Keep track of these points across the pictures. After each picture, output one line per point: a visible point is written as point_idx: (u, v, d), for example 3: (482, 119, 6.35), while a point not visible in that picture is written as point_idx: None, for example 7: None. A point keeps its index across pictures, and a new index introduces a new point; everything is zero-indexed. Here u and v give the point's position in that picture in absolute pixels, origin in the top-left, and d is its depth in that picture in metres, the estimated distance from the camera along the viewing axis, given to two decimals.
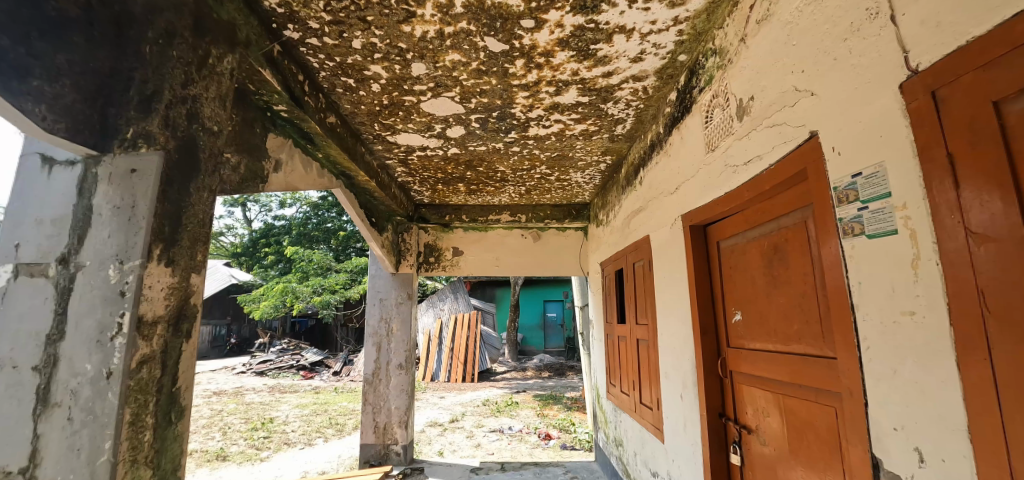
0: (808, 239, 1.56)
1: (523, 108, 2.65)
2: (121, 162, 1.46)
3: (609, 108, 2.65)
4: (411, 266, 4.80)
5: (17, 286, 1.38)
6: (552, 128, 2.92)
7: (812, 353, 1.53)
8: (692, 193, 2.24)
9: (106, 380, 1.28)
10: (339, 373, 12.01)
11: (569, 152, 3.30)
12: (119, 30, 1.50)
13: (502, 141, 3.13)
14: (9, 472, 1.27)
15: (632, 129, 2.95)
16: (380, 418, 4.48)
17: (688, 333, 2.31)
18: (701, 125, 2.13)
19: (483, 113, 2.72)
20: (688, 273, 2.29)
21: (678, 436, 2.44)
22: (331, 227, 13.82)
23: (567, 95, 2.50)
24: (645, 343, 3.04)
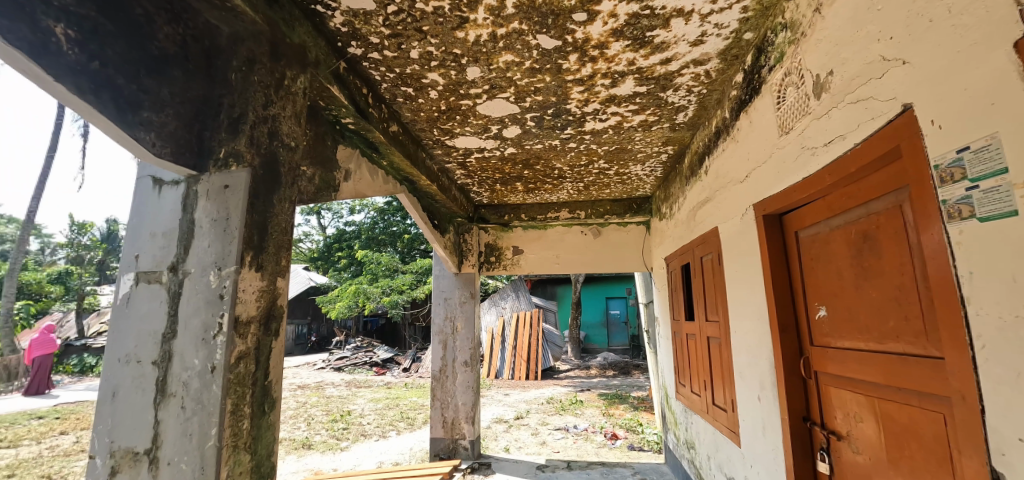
0: (903, 226, 1.46)
1: (579, 103, 2.66)
2: (216, 179, 1.64)
3: (669, 96, 2.61)
4: (473, 266, 4.94)
5: (139, 291, 1.60)
6: (608, 121, 2.91)
7: (914, 352, 1.43)
8: (765, 179, 2.16)
9: (211, 373, 1.45)
10: (408, 370, 12.53)
11: (628, 145, 3.27)
12: (209, 61, 1.72)
13: (559, 138, 3.16)
14: (136, 451, 1.47)
15: (694, 117, 2.88)
16: (448, 414, 4.64)
17: (765, 330, 2.22)
18: (773, 107, 2.05)
19: (539, 111, 2.76)
20: (764, 266, 2.20)
21: (758, 441, 2.35)
22: (397, 231, 14.41)
23: (623, 86, 2.49)
24: (717, 341, 2.95)
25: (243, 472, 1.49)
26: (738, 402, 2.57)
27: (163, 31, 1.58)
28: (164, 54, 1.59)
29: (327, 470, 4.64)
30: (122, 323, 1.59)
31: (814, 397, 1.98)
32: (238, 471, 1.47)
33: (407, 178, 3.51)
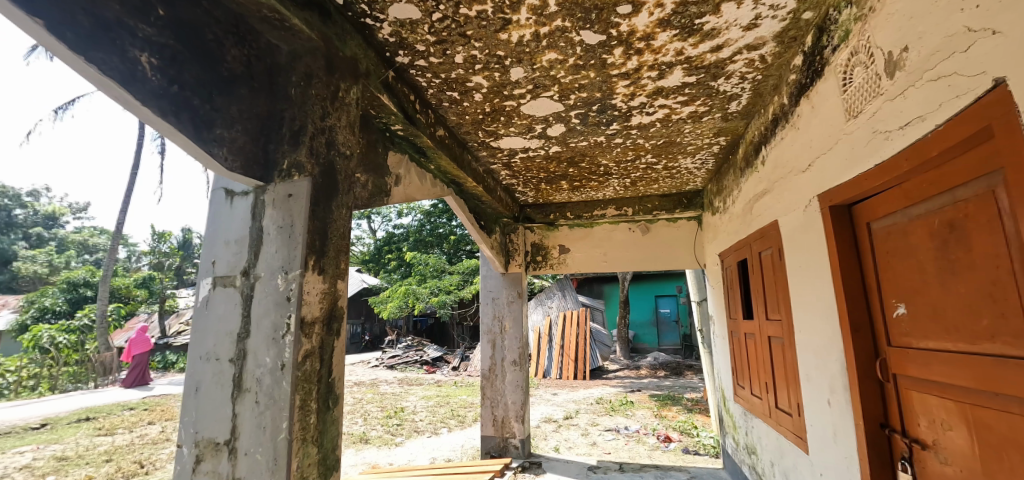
0: (996, 214, 1.36)
1: (625, 97, 2.64)
2: (281, 189, 1.76)
3: (720, 85, 2.53)
4: (520, 265, 4.98)
5: (216, 294, 1.74)
6: (655, 115, 2.86)
7: (1014, 356, 1.32)
8: (831, 168, 2.07)
9: (281, 371, 1.55)
10: (457, 368, 12.78)
11: (677, 138, 3.21)
12: (271, 79, 1.84)
13: (604, 135, 3.14)
14: (218, 442, 1.60)
15: (749, 104, 2.78)
16: (498, 412, 4.71)
17: (835, 329, 2.12)
18: (837, 89, 1.96)
19: (583, 108, 2.76)
20: (831, 261, 2.10)
21: (829, 448, 2.23)
22: (443, 232, 14.70)
23: (671, 77, 2.44)
24: (780, 341, 2.83)
25: (311, 464, 1.59)
26: (806, 405, 2.46)
27: (231, 53, 1.71)
28: (232, 74, 1.72)
29: (383, 464, 4.83)
30: (203, 324, 1.74)
31: (892, 401, 1.87)
32: (307, 463, 1.56)
33: (455, 181, 3.59)
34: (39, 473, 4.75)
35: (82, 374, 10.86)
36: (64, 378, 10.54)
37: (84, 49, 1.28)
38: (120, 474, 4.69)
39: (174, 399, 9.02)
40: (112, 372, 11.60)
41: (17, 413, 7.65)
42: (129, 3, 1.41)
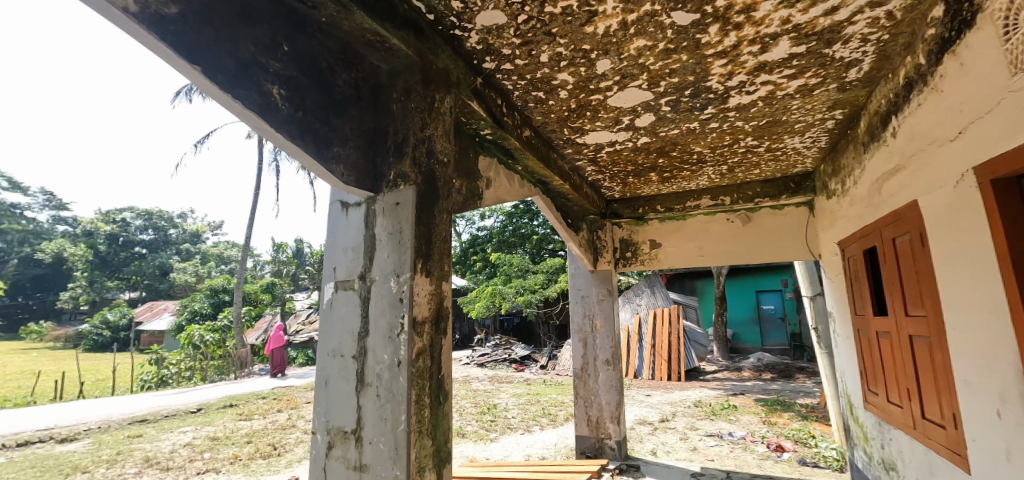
0: None
1: (722, 78, 2.50)
2: (389, 198, 1.89)
3: (836, 52, 2.30)
4: (609, 263, 4.91)
5: (339, 296, 1.91)
6: (757, 93, 2.67)
7: None
8: (991, 133, 1.80)
9: (398, 367, 1.67)
10: (546, 367, 12.86)
11: (783, 116, 2.97)
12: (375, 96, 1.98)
13: (698, 120, 2.99)
14: (346, 431, 1.76)
15: (871, 71, 2.50)
16: (593, 412, 4.66)
17: (1005, 326, 1.83)
18: (997, 40, 1.72)
19: (675, 94, 2.65)
20: (996, 245, 1.82)
21: (1001, 468, 1.93)
22: (525, 232, 14.86)
23: (776, 49, 2.27)
24: (926, 342, 2.50)
25: (427, 455, 1.70)
26: (966, 414, 2.14)
27: (341, 77, 1.88)
28: (343, 97, 1.88)
29: (481, 459, 4.98)
30: (329, 324, 1.92)
31: None
32: (424, 454, 1.68)
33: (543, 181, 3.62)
34: (196, 451, 5.55)
35: (225, 366, 12.47)
36: (212, 370, 12.25)
37: (231, 87, 1.47)
38: (257, 454, 5.32)
39: (297, 390, 10.06)
40: (247, 365, 13.19)
41: (180, 399, 9.08)
42: (261, 43, 1.59)
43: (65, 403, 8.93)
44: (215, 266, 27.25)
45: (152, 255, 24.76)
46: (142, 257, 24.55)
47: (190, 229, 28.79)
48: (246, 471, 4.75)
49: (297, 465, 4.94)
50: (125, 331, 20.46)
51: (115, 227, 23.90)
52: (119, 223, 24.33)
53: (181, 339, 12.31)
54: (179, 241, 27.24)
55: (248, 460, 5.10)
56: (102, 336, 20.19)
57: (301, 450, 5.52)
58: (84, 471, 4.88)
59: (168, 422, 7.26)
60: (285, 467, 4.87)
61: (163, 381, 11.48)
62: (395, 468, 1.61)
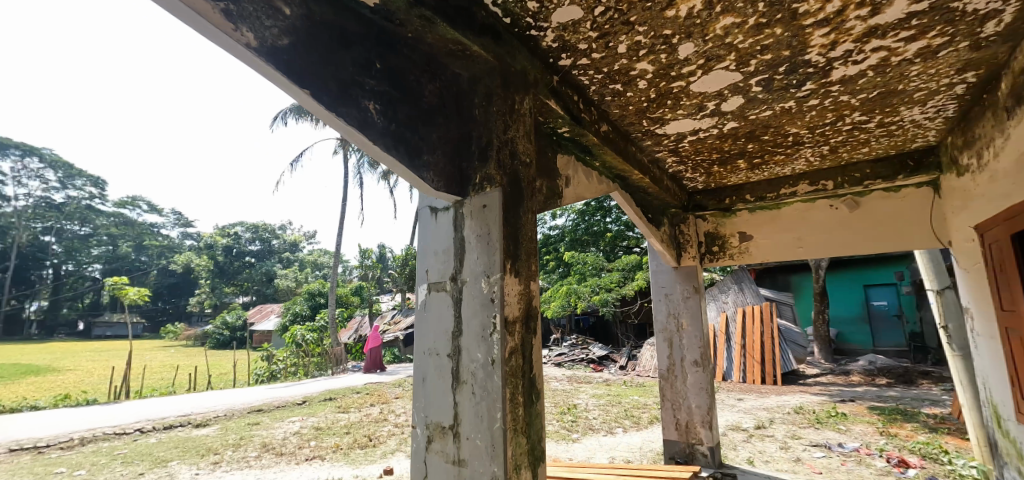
0: None
1: (823, 49, 2.29)
2: (476, 201, 1.94)
3: (968, 5, 2.02)
4: (694, 258, 4.66)
5: (432, 298, 2.00)
6: (866, 62, 2.41)
7: None
8: None
9: (492, 366, 1.71)
10: (626, 368, 12.55)
11: (898, 86, 2.66)
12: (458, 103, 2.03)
13: (794, 99, 2.76)
14: (444, 426, 1.84)
15: (1013, 22, 2.17)
16: (681, 416, 4.45)
17: None
18: None
19: (767, 72, 2.47)
20: None
21: None
22: (598, 230, 14.60)
23: (891, 10, 2.03)
24: None
25: (522, 454, 1.72)
26: None
27: (427, 89, 1.95)
28: (430, 106, 1.95)
29: (565, 459, 4.96)
30: (424, 324, 2.02)
31: None
32: (519, 452, 1.70)
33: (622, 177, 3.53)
34: (304, 439, 6.07)
35: (324, 362, 13.51)
36: (313, 366, 13.32)
37: (334, 106, 1.58)
38: (356, 445, 5.70)
39: (387, 385, 10.67)
40: (343, 362, 14.18)
41: (287, 392, 9.97)
42: (358, 63, 1.70)
43: (194, 394, 10.14)
44: (312, 272, 29.69)
45: (259, 263, 27.49)
46: (252, 266, 27.34)
47: (290, 239, 31.45)
48: (347, 460, 5.11)
49: (391, 456, 5.23)
50: (241, 331, 22.90)
51: (229, 239, 26.86)
52: (232, 236, 27.31)
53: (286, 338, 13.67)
54: (281, 250, 30.01)
55: (348, 450, 5.49)
56: (222, 335, 22.76)
57: (394, 442, 5.84)
58: (214, 453, 5.53)
59: (279, 412, 8.02)
60: (380, 457, 5.17)
61: (274, 376, 12.68)
62: (493, 465, 1.65)
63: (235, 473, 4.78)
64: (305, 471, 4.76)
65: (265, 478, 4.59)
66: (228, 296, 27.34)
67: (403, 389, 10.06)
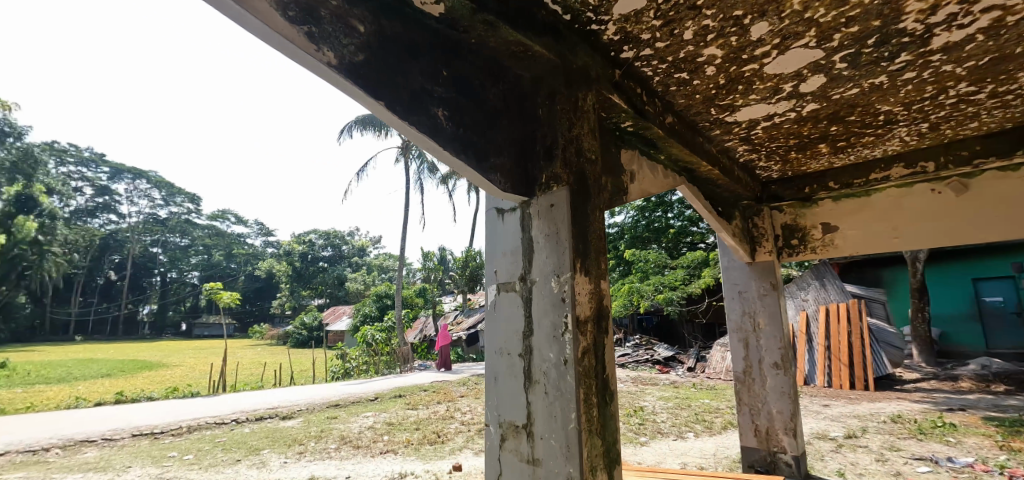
0: None
1: (920, 16, 2.05)
2: (543, 201, 1.93)
3: None
4: (771, 253, 4.32)
5: (501, 298, 2.02)
6: (975, 25, 2.14)
7: None
8: None
9: (565, 365, 1.71)
10: (695, 369, 12.04)
11: (1014, 50, 2.35)
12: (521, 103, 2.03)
13: (884, 73, 2.51)
14: (518, 425, 1.85)
15: None
16: (761, 422, 4.14)
17: None
18: None
19: (853, 47, 2.25)
20: None
21: None
22: (659, 226, 14.10)
23: None
24: None
25: (598, 455, 1.70)
26: None
27: (491, 92, 1.97)
28: (495, 109, 1.96)
29: (633, 463, 4.82)
30: (495, 324, 2.04)
31: None
32: (595, 454, 1.68)
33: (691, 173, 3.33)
34: (377, 433, 6.35)
35: (393, 361, 14.06)
36: (383, 364, 13.90)
37: (406, 115, 1.64)
38: (425, 441, 5.88)
39: (452, 384, 10.92)
40: (410, 360, 14.71)
41: (360, 388, 10.48)
42: (426, 72, 1.74)
43: (277, 389, 10.90)
44: (379, 274, 31.05)
45: (332, 268, 29.25)
46: (325, 270, 29.11)
47: (357, 244, 32.98)
48: (417, 455, 5.28)
49: (459, 453, 5.34)
50: (317, 331, 24.37)
51: (304, 246, 28.73)
52: (307, 243, 29.18)
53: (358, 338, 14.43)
54: (350, 254, 31.61)
55: (418, 445, 5.68)
56: (301, 335, 24.33)
57: (461, 439, 5.96)
58: (298, 443, 5.91)
59: (354, 407, 8.45)
60: (448, 454, 5.30)
61: (347, 373, 13.43)
62: (568, 466, 1.65)
63: (316, 463, 5.08)
64: (378, 464, 4.97)
65: (341, 469, 4.85)
66: (305, 298, 29.20)
67: (467, 388, 10.26)
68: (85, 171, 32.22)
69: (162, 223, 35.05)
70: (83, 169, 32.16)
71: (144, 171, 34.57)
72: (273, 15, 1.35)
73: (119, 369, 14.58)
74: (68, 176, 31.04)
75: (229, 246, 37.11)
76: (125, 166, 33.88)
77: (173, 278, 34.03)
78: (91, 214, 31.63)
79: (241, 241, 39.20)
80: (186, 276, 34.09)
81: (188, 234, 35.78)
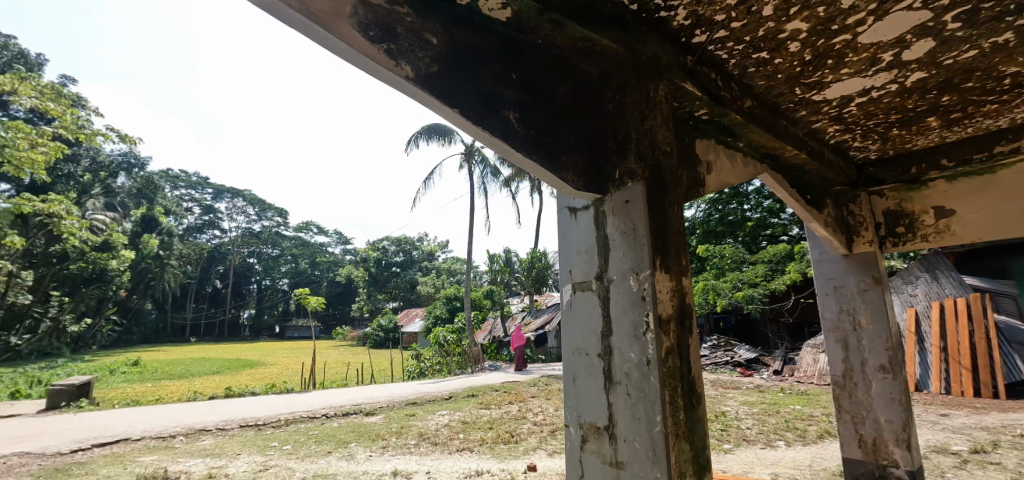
0: None
1: None
2: (618, 197, 1.88)
3: None
4: (871, 243, 3.91)
5: (578, 297, 2.00)
6: None
7: None
8: None
9: (648, 366, 1.65)
10: (782, 373, 11.23)
11: None
12: (589, 99, 1.98)
13: (1010, 29, 2.13)
14: (599, 426, 1.82)
15: None
16: (866, 431, 3.75)
17: None
18: None
19: (969, 4, 1.92)
20: None
21: None
22: (734, 219, 13.26)
23: None
24: None
25: (687, 461, 1.62)
26: None
27: (561, 90, 1.93)
28: (564, 107, 1.93)
29: (718, 472, 4.55)
30: (572, 324, 2.02)
31: None
32: (683, 459, 1.61)
33: (775, 162, 3.08)
34: (454, 431, 6.53)
35: (464, 361, 14.40)
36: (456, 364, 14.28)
37: (479, 120, 1.67)
38: (499, 440, 5.96)
39: (522, 384, 11.01)
40: (481, 361, 15.04)
41: (435, 387, 10.85)
42: (495, 76, 1.74)
43: (360, 387, 11.55)
44: (448, 278, 31.96)
45: (404, 273, 30.94)
46: (397, 275, 30.83)
47: (426, 248, 33.85)
48: (492, 454, 5.37)
49: (533, 453, 5.36)
50: (394, 332, 25.58)
51: (378, 252, 30.54)
52: (381, 250, 31.07)
53: (432, 339, 15.04)
54: (421, 259, 32.85)
55: (493, 444, 5.77)
56: (379, 336, 25.66)
57: (534, 439, 5.98)
58: (380, 438, 6.23)
59: (430, 405, 8.77)
60: (522, 453, 5.33)
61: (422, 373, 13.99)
62: (656, 470, 1.59)
63: (397, 457, 5.33)
64: (454, 461, 5.10)
65: (418, 466, 5.03)
66: (381, 302, 30.82)
67: (538, 389, 10.27)
68: (193, 192, 36.29)
69: (257, 236, 38.52)
70: (192, 191, 36.22)
71: (240, 190, 38.25)
72: (356, 37, 1.42)
73: (226, 367, 16.18)
74: (180, 197, 35.08)
75: (313, 255, 40.01)
76: (225, 186, 37.70)
77: (267, 285, 37.25)
78: (200, 230, 35.50)
79: (324, 250, 42.12)
80: (278, 283, 37.20)
81: (278, 245, 39.05)
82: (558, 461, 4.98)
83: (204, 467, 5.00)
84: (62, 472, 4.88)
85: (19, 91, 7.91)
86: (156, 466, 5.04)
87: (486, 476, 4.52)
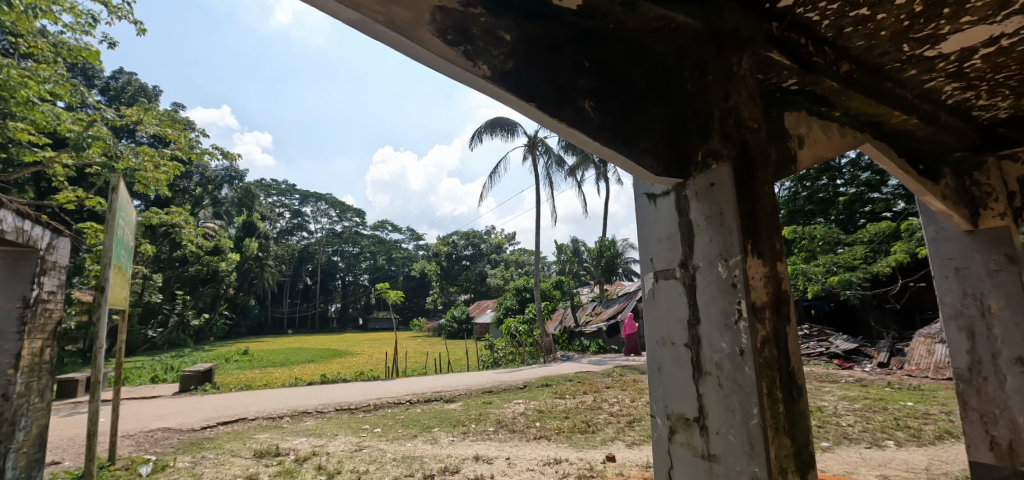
0: None
1: None
2: (702, 181, 1.79)
3: None
4: (1002, 216, 3.44)
5: (661, 285, 1.95)
6: None
7: None
8: None
9: (741, 357, 1.58)
10: (888, 365, 10.25)
11: None
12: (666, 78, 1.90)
13: None
14: (688, 418, 1.77)
15: None
16: (1000, 433, 3.30)
17: None
18: None
19: None
20: None
21: None
22: (826, 197, 12.30)
23: None
24: None
25: (788, 456, 1.54)
26: None
27: (635, 74, 1.88)
28: (640, 90, 1.87)
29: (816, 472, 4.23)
30: (655, 311, 1.98)
31: None
32: (783, 454, 1.53)
33: (878, 131, 2.79)
34: (530, 419, 6.64)
35: (537, 351, 14.55)
36: (528, 354, 14.48)
37: (556, 112, 1.67)
38: (576, 429, 5.96)
39: (596, 374, 10.91)
40: (554, 351, 15.09)
41: (509, 377, 11.07)
42: (571, 67, 1.72)
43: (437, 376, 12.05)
44: (516, 270, 32.43)
45: (474, 266, 32.02)
46: (467, 267, 31.97)
47: (493, 242, 34.64)
48: (570, 443, 5.38)
49: (611, 444, 5.31)
50: (467, 323, 26.37)
51: (449, 247, 31.71)
52: (451, 244, 32.18)
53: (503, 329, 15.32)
54: (488, 251, 33.89)
55: (570, 433, 5.79)
56: (453, 328, 26.51)
57: (611, 430, 5.91)
58: (462, 424, 6.47)
59: (505, 394, 8.99)
60: (601, 443, 5.30)
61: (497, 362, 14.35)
62: (753, 465, 1.52)
63: (479, 443, 5.51)
64: (532, 449, 5.19)
65: (503, 450, 5.19)
66: (453, 294, 31.84)
67: (612, 379, 10.16)
68: (283, 198, 39.85)
69: (339, 235, 41.32)
70: (283, 197, 39.72)
71: (323, 194, 41.15)
72: (433, 42, 1.47)
73: (319, 356, 17.60)
74: (273, 204, 38.38)
75: (389, 251, 42.19)
76: (310, 191, 40.92)
77: (349, 281, 39.92)
78: (291, 232, 38.63)
79: (398, 246, 44.31)
80: (359, 278, 39.70)
81: (358, 243, 41.60)
82: (638, 452, 4.89)
83: (308, 445, 5.48)
84: (196, 445, 5.58)
85: (144, 120, 8.99)
86: (270, 443, 5.61)
87: (565, 465, 4.56)
